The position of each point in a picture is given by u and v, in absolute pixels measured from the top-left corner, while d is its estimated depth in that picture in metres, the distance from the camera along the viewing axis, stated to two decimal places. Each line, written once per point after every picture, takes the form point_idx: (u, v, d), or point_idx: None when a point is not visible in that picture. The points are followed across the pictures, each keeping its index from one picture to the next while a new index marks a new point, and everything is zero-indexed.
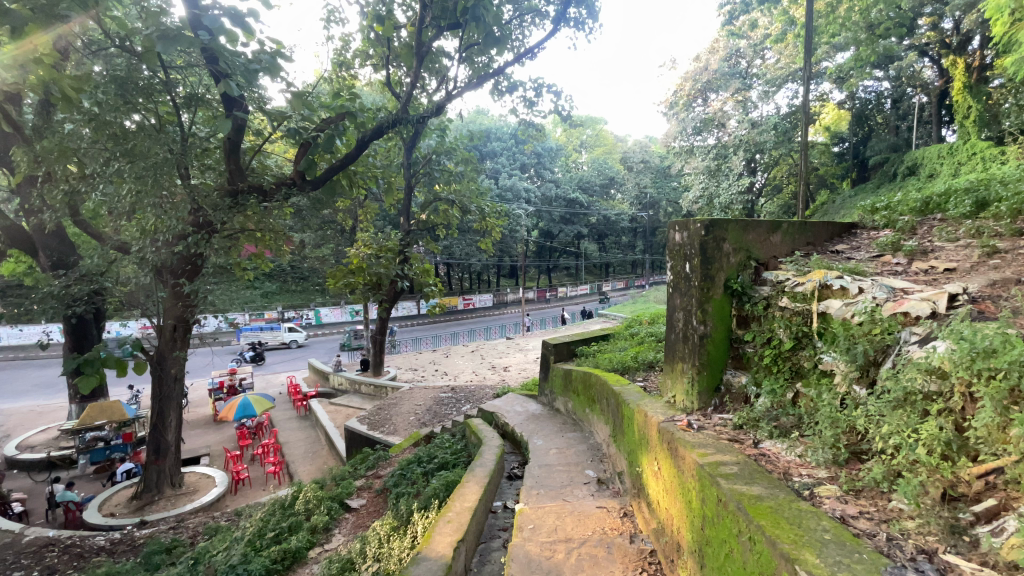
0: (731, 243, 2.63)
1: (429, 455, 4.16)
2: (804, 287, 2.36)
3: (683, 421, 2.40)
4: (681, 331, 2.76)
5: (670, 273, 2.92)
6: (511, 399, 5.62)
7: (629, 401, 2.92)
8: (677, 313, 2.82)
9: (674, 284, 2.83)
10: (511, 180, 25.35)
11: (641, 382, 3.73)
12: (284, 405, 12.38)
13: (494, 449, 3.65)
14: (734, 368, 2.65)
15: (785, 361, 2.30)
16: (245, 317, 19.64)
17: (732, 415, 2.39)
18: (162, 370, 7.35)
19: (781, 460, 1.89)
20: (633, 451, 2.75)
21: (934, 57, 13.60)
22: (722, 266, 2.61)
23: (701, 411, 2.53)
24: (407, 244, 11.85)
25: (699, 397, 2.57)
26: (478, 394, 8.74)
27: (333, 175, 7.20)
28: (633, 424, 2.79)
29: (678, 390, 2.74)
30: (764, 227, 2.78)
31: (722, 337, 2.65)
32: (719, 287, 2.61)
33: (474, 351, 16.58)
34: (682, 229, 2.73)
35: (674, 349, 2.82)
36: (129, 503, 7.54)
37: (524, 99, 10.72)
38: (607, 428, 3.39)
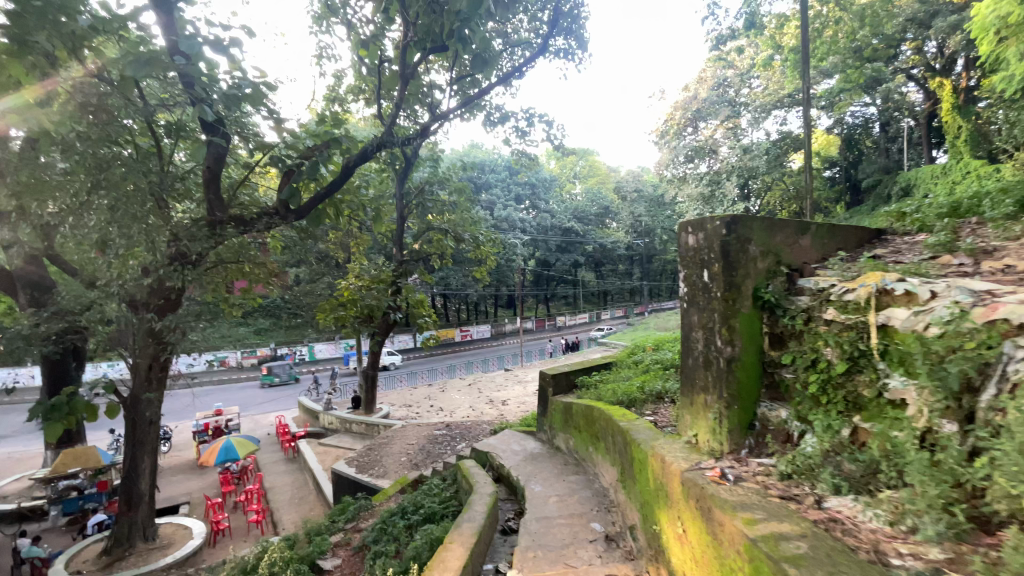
0: (757, 245, 2.34)
1: (415, 505, 3.71)
2: (856, 294, 1.99)
3: (714, 469, 2.05)
4: (699, 355, 2.47)
5: (681, 287, 2.65)
6: (508, 436, 5.17)
7: (640, 439, 2.57)
8: (693, 334, 2.53)
9: (691, 298, 2.54)
10: (506, 210, 25.40)
11: (651, 416, 3.34)
12: (271, 447, 11.77)
13: (486, 498, 3.20)
14: (770, 399, 2.33)
15: (838, 390, 1.98)
16: (237, 355, 19.23)
17: (773, 459, 2.09)
18: (135, 414, 6.86)
19: (865, 531, 1.54)
20: (648, 504, 2.36)
21: (920, 81, 13.75)
22: (750, 272, 2.33)
23: (734, 455, 2.20)
24: (400, 275, 11.58)
25: (730, 438, 2.25)
26: (475, 431, 8.25)
27: (318, 204, 6.78)
28: (646, 471, 2.41)
29: (701, 428, 2.41)
30: (793, 227, 2.47)
31: (751, 361, 2.33)
32: (748, 297, 2.32)
33: (471, 384, 16.01)
34: (699, 231, 2.47)
35: (694, 381, 2.51)
36: (96, 560, 6.94)
37: (516, 130, 10.69)
38: (614, 471, 3.01)
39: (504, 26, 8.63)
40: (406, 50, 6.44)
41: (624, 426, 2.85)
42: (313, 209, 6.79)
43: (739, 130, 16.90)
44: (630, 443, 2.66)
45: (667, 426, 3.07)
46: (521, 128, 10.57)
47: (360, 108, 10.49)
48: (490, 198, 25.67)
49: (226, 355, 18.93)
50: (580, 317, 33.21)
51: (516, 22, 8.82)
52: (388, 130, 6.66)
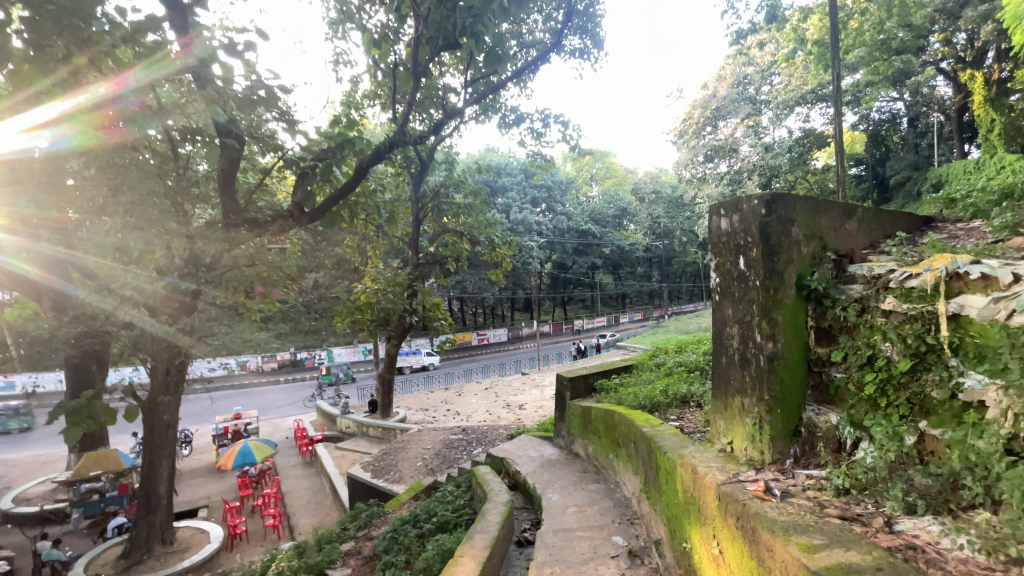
0: (801, 227, 2.14)
1: (428, 513, 3.57)
2: (922, 279, 1.80)
3: (757, 482, 1.88)
4: (735, 353, 2.31)
5: (712, 278, 2.50)
6: (524, 442, 5.00)
7: (667, 447, 2.41)
8: (728, 330, 2.37)
9: (726, 289, 2.38)
10: (522, 213, 25.30)
11: (677, 422, 3.15)
12: (289, 451, 11.80)
13: (500, 507, 3.05)
14: (817, 403, 2.16)
15: (900, 391, 1.79)
16: (257, 360, 19.78)
17: (822, 471, 1.93)
18: (153, 417, 6.88)
19: (954, 559, 1.35)
20: (679, 518, 2.20)
21: (950, 75, 13.34)
22: (793, 257, 2.14)
23: (778, 466, 2.04)
24: (415, 279, 11.53)
25: (774, 446, 2.09)
26: (491, 436, 8.09)
27: (333, 205, 6.64)
28: (676, 483, 2.26)
29: (737, 435, 2.25)
30: (838, 210, 2.28)
31: (795, 358, 2.16)
32: (791, 286, 2.15)
33: (488, 388, 15.89)
34: (733, 213, 2.32)
35: (729, 384, 2.36)
36: (116, 563, 6.98)
37: (531, 131, 10.58)
38: (637, 480, 2.85)
39: (518, 27, 8.58)
40: (419, 48, 6.34)
41: (647, 431, 2.69)
42: (328, 212, 6.70)
43: (760, 128, 16.50)
44: (656, 450, 2.50)
45: (694, 432, 2.89)
46: (537, 130, 10.48)
47: (375, 112, 10.50)
48: (506, 201, 25.59)
49: (247, 359, 19.61)
50: (598, 321, 32.86)
51: (530, 23, 8.77)
52: (401, 130, 6.53)
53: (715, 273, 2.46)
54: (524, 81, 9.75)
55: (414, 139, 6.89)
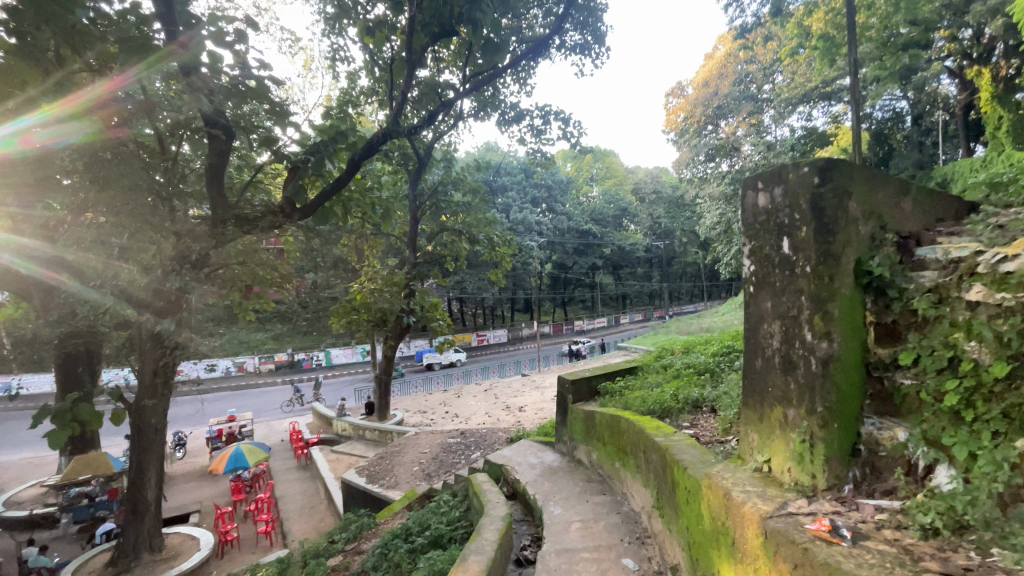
0: (859, 203, 1.95)
1: (421, 525, 3.34)
2: (1018, 263, 1.56)
3: (820, 520, 1.64)
4: (778, 355, 2.11)
5: (745, 264, 2.33)
6: (524, 447, 4.77)
7: (692, 467, 2.20)
8: (768, 326, 2.18)
9: (766, 277, 2.19)
10: (522, 213, 25.10)
11: (691, 430, 2.96)
12: (284, 454, 11.56)
13: (498, 520, 2.82)
14: (877, 415, 1.96)
15: (992, 402, 1.57)
16: (255, 361, 19.57)
17: (895, 503, 1.70)
18: (140, 421, 6.64)
19: None
20: (710, 548, 1.98)
21: (954, 72, 12.79)
22: (851, 238, 1.93)
23: (835, 493, 1.83)
24: (413, 278, 11.28)
25: (830, 468, 1.87)
26: (491, 439, 7.86)
27: (324, 201, 6.31)
28: (704, 509, 2.04)
29: (781, 454, 2.04)
30: (895, 186, 2.08)
31: (852, 362, 1.94)
32: (848, 275, 1.93)
33: (487, 390, 15.67)
34: (775, 185, 2.16)
35: (770, 392, 2.15)
36: (103, 571, 6.76)
37: (531, 129, 10.36)
38: (650, 495, 2.66)
39: (518, 22, 8.35)
40: (413, 36, 6.07)
41: (663, 444, 2.49)
42: (320, 207, 6.38)
43: (761, 127, 16.55)
44: (677, 467, 2.30)
45: (712, 444, 2.69)
46: (536, 127, 10.24)
47: (372, 109, 10.32)
48: (506, 201, 25.36)
49: (244, 360, 19.43)
50: (599, 321, 32.59)
51: (530, 18, 8.56)
52: (394, 121, 6.26)
53: (750, 260, 2.29)
54: (522, 77, 9.51)
55: (407, 131, 6.63)
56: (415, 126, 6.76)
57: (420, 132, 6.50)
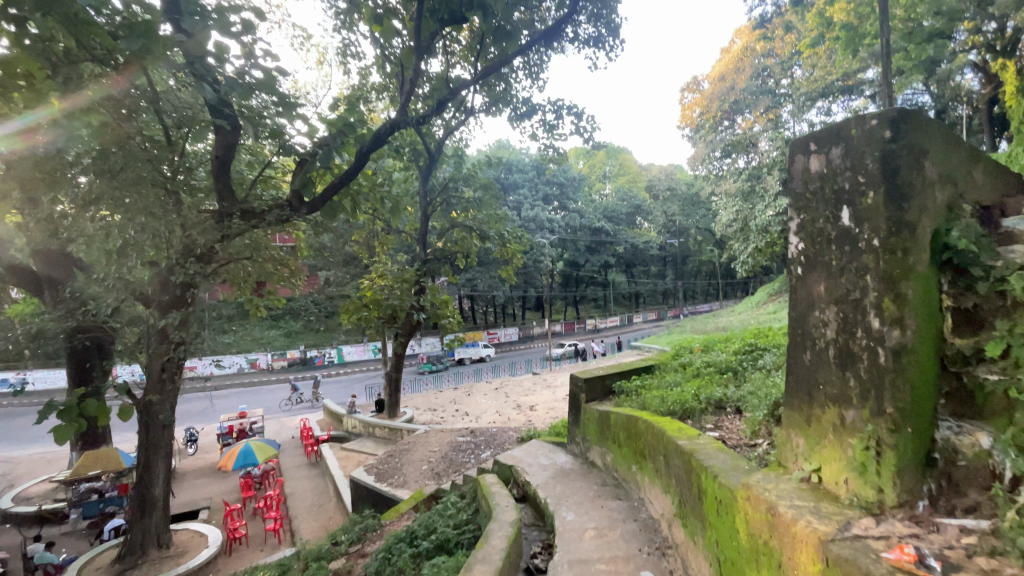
0: (934, 163, 1.76)
1: (427, 528, 3.21)
2: None
3: (898, 545, 1.40)
4: (834, 347, 1.93)
5: (792, 243, 2.15)
6: (534, 447, 4.61)
7: (725, 475, 2.03)
8: (820, 313, 1.99)
9: (818, 256, 2.00)
10: (534, 210, 24.88)
11: (716, 433, 2.79)
12: (294, 451, 11.55)
13: (508, 526, 2.67)
14: (954, 418, 1.75)
15: None
16: (267, 358, 19.68)
17: (986, 523, 1.48)
18: (149, 417, 6.61)
19: None
20: (750, 569, 1.79)
21: (978, 66, 12.19)
22: (927, 202, 1.74)
23: (908, 510, 1.61)
24: (423, 274, 11.14)
25: (902, 481, 1.65)
26: (501, 438, 7.72)
27: (332, 195, 6.16)
28: (742, 525, 1.85)
29: (836, 465, 1.84)
30: (965, 152, 1.88)
31: (926, 354, 1.74)
32: (925, 249, 1.73)
33: (498, 388, 15.52)
34: (833, 145, 1.96)
35: (825, 391, 1.95)
36: (110, 568, 6.74)
37: (543, 124, 10.21)
38: (672, 502, 2.51)
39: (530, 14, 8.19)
40: (422, 24, 5.92)
41: (689, 449, 2.32)
42: (328, 201, 6.20)
43: (779, 121, 16.09)
44: (706, 474, 2.12)
45: (741, 448, 2.52)
46: (549, 122, 10.08)
47: (382, 103, 10.23)
48: (517, 199, 25.19)
49: (257, 357, 19.57)
50: (611, 320, 32.24)
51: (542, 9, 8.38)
52: (403, 111, 6.12)
53: (798, 239, 2.11)
54: (535, 72, 9.34)
55: (416, 121, 6.49)
56: (423, 115, 6.61)
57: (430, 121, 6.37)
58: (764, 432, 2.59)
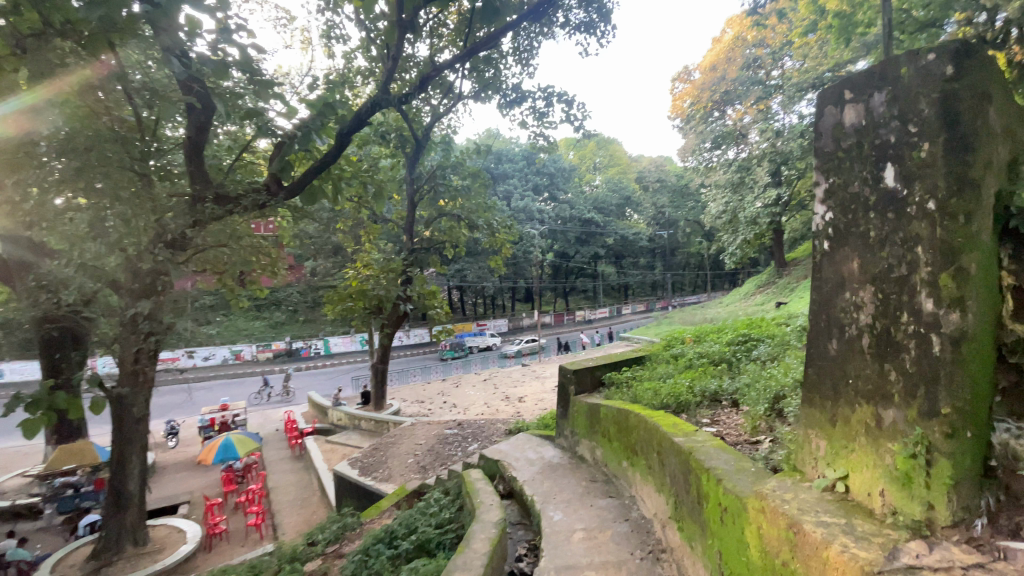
0: (997, 112, 1.57)
1: (409, 528, 3.04)
2: None
3: None
4: (868, 334, 1.73)
5: (817, 213, 1.94)
6: (521, 441, 4.47)
7: (731, 480, 1.87)
8: (852, 293, 1.79)
9: (851, 227, 1.79)
10: (524, 201, 24.65)
11: (713, 428, 2.67)
12: (278, 443, 11.33)
13: (492, 526, 2.51)
14: (1009, 418, 1.56)
15: None
16: (251, 349, 19.34)
17: None
18: (123, 410, 6.34)
19: None
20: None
21: None
22: (992, 157, 1.54)
23: (968, 532, 1.39)
24: (410, 264, 10.87)
25: (962, 494, 1.43)
26: (488, 431, 7.57)
27: (312, 179, 5.88)
28: (756, 540, 1.67)
29: (873, 476, 1.61)
30: (1011, 112, 1.69)
31: (983, 344, 1.54)
32: (988, 217, 1.53)
33: (487, 379, 15.43)
34: (875, 91, 1.71)
35: (856, 385, 1.75)
36: (85, 565, 6.50)
37: (533, 112, 10.00)
38: (666, 503, 2.38)
39: None
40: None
41: (687, 448, 2.18)
42: (309, 185, 5.99)
43: (769, 113, 16.39)
44: (708, 477, 1.97)
45: (741, 446, 2.39)
46: (539, 110, 9.89)
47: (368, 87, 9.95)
48: (507, 188, 25.00)
49: (241, 348, 19.22)
50: (600, 311, 32.27)
51: None
52: (383, 89, 5.84)
53: (826, 209, 1.90)
54: (525, 58, 9.11)
55: (398, 100, 6.22)
56: (405, 94, 6.33)
57: (412, 101, 6.11)
58: (764, 427, 2.48)
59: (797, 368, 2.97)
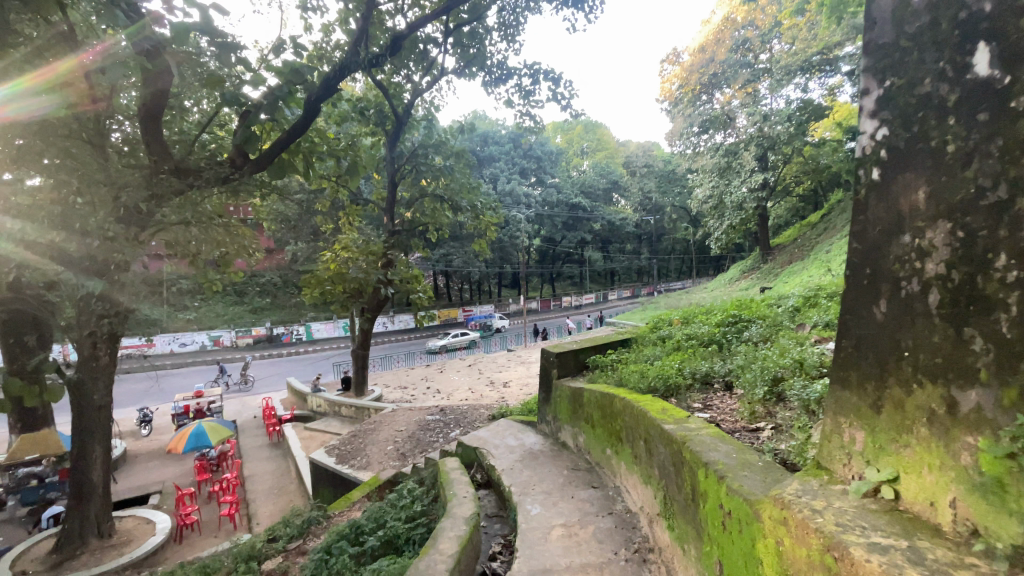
0: None
1: (377, 521, 2.82)
2: None
3: None
4: (937, 291, 1.39)
5: (865, 131, 1.61)
6: (501, 427, 4.25)
7: (738, 478, 1.63)
8: (915, 236, 1.45)
9: (916, 144, 1.45)
10: (510, 184, 24.26)
11: (707, 414, 2.48)
12: (255, 431, 11.03)
13: (465, 522, 2.30)
14: None
15: None
16: (230, 335, 18.88)
17: None
18: (81, 398, 5.97)
19: None
20: None
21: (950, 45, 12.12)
22: None
23: None
24: (392, 247, 10.50)
25: None
26: (471, 416, 7.36)
27: (280, 151, 5.47)
28: (777, 562, 1.39)
29: (959, 491, 1.25)
30: None
31: None
32: None
33: (472, 364, 15.26)
34: None
35: (917, 359, 1.43)
36: (46, 559, 6.19)
37: (519, 90, 9.65)
38: (656, 499, 2.19)
39: None
40: None
41: (681, 437, 1.97)
42: (276, 159, 5.49)
43: (756, 97, 16.35)
44: (707, 473, 1.74)
45: (740, 433, 2.19)
46: (525, 88, 9.57)
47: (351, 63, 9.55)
48: (494, 171, 24.66)
49: (220, 334, 18.74)
50: (587, 297, 32.18)
51: None
52: (353, 52, 5.50)
53: (880, 123, 1.55)
54: (511, 34, 8.73)
55: (368, 63, 5.89)
56: (375, 57, 6.05)
57: (383, 63, 5.82)
58: (762, 413, 2.30)
59: (793, 349, 2.81)
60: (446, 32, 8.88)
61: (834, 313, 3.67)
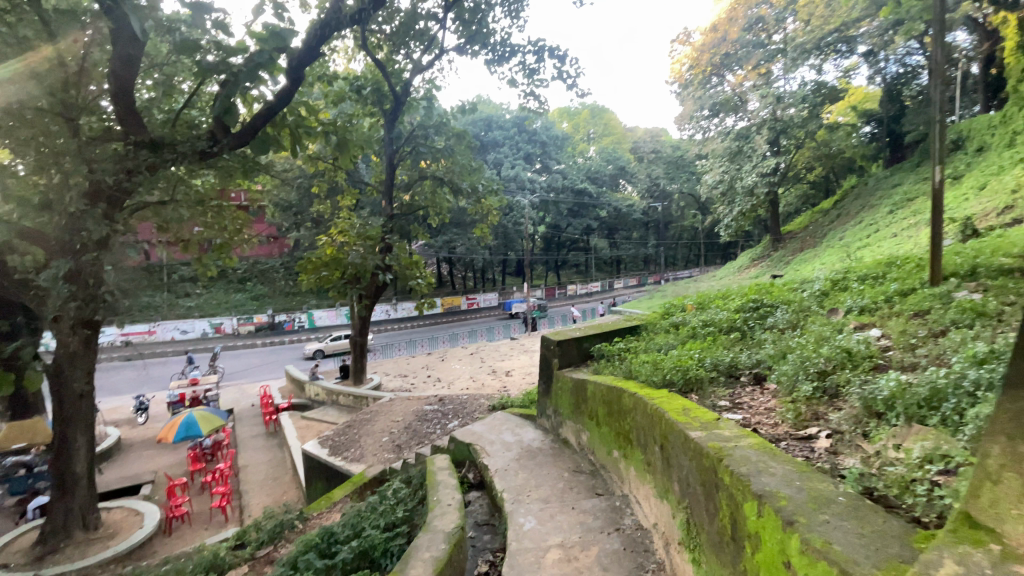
0: None
1: (352, 530, 2.51)
2: None
3: None
4: None
5: None
6: (498, 420, 3.90)
7: (818, 528, 1.22)
8: None
9: None
10: (514, 170, 23.72)
11: (738, 415, 2.12)
12: (252, 419, 10.80)
13: (447, 542, 1.95)
14: None
15: None
16: (230, 322, 18.65)
17: None
18: (61, 385, 5.71)
19: None
20: None
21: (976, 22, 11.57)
22: None
23: None
24: (390, 232, 10.12)
25: None
26: (471, 407, 7.06)
27: (262, 124, 5.07)
28: None
29: None
30: None
31: None
32: None
33: (474, 352, 14.97)
34: None
35: None
36: (31, 550, 5.98)
37: (522, 67, 9.18)
38: (679, 522, 1.83)
39: None
40: None
41: (717, 453, 1.61)
42: (258, 134, 5.07)
43: (769, 78, 15.85)
44: (762, 511, 1.36)
45: (789, 447, 1.82)
46: (528, 66, 9.14)
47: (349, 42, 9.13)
48: (497, 156, 24.09)
49: (221, 321, 18.54)
50: (593, 285, 31.69)
51: None
52: (335, 8, 5.14)
53: None
54: (514, 9, 8.25)
55: (352, 21, 5.49)
56: (358, 11, 5.61)
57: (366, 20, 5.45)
58: (813, 420, 1.95)
59: (834, 339, 2.45)
60: (445, 8, 8.41)
61: (868, 297, 3.31)
